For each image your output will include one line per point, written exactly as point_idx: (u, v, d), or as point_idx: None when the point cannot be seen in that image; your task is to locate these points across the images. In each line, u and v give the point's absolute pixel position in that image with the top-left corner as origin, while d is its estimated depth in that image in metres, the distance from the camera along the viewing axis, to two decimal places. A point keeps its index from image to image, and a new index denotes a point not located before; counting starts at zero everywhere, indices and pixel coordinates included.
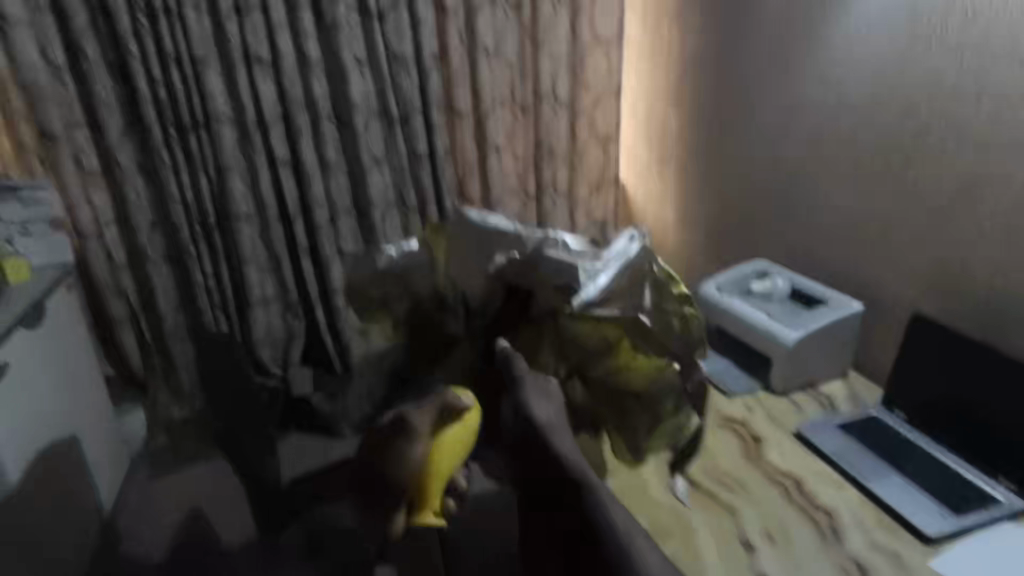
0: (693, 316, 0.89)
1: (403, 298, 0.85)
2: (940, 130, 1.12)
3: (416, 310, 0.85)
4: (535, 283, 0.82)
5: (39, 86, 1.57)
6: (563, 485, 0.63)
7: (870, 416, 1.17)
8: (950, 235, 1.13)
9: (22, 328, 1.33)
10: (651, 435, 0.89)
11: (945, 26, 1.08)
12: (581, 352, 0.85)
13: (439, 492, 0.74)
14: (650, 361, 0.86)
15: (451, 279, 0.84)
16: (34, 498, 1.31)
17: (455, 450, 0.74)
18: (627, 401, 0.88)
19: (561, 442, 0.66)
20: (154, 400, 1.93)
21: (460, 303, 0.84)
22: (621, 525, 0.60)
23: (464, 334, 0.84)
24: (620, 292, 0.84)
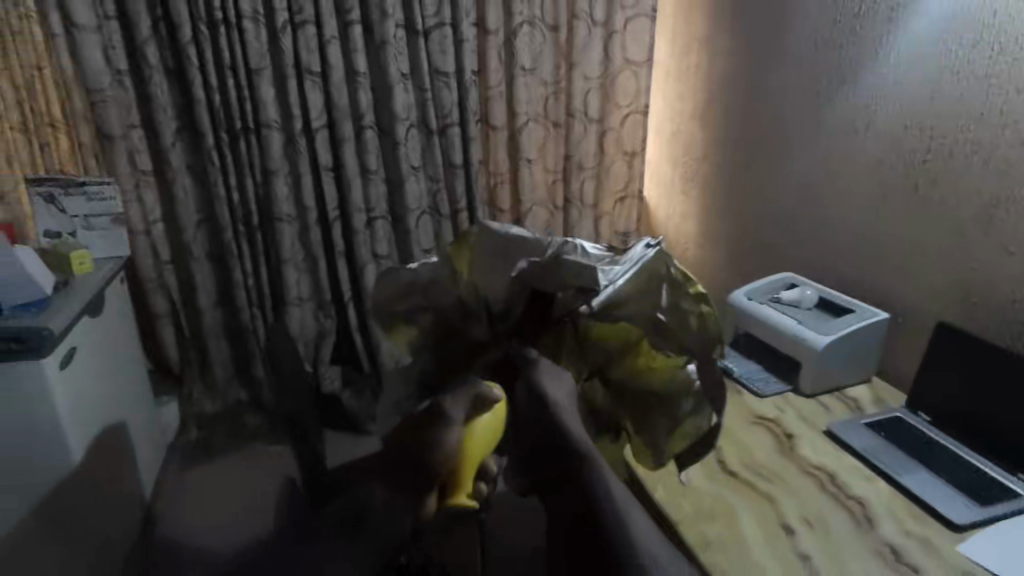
0: (714, 315, 0.69)
1: (429, 308, 0.63)
2: (963, 157, 1.20)
3: (446, 320, 0.64)
4: (558, 287, 0.62)
5: (103, 90, 1.65)
6: (565, 458, 0.58)
7: (897, 417, 1.24)
8: (973, 249, 1.21)
9: (87, 315, 1.43)
10: (675, 439, 0.72)
11: (971, 60, 1.17)
12: (599, 355, 0.70)
13: (469, 482, 0.61)
14: (670, 361, 0.68)
15: (479, 285, 0.63)
16: (93, 479, 1.38)
17: (487, 441, 0.61)
18: (650, 407, 0.71)
19: (573, 423, 0.61)
20: (190, 395, 2.01)
21: (484, 309, 0.63)
22: (618, 493, 0.54)
23: (492, 340, 0.64)
24: (640, 300, 0.67)
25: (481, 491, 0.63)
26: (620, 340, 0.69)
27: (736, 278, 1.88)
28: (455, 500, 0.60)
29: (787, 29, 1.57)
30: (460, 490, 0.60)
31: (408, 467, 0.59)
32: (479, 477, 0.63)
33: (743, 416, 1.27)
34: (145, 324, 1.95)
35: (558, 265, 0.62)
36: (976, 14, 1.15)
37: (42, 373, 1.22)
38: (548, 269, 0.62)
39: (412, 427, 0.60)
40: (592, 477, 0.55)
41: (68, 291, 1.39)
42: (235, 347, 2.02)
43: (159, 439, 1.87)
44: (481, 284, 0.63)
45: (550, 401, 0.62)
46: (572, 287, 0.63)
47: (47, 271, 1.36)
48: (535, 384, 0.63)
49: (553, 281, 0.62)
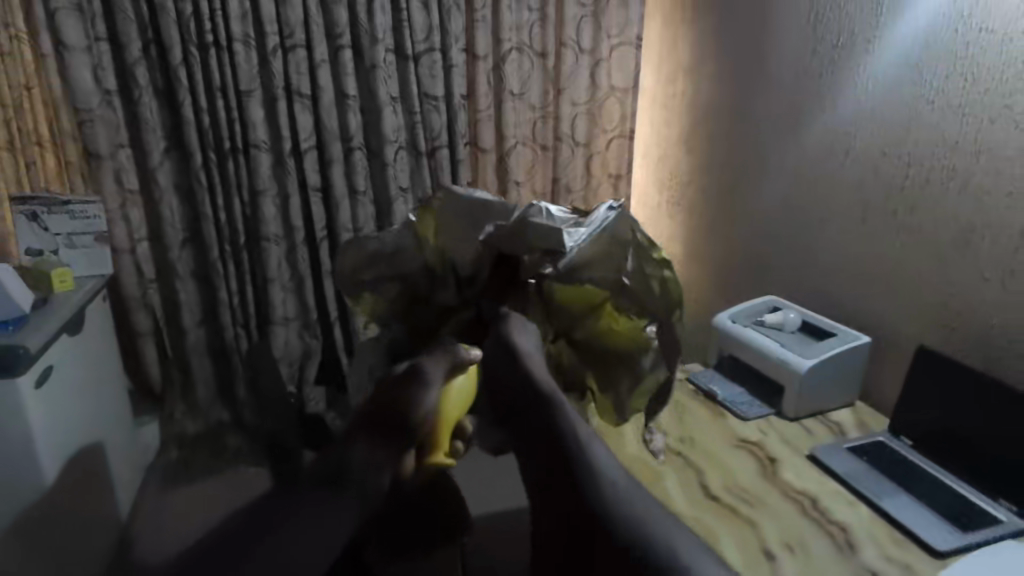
0: (673, 278, 0.77)
1: (397, 278, 0.78)
2: (940, 184, 1.22)
3: (410, 286, 0.78)
4: (524, 250, 0.70)
5: (91, 109, 1.65)
6: (532, 403, 0.60)
7: (878, 441, 1.24)
8: (951, 274, 1.22)
9: (65, 333, 1.41)
10: (635, 394, 0.81)
11: (945, 90, 1.20)
12: (567, 320, 0.77)
13: (444, 442, 0.63)
14: (632, 322, 0.77)
15: (444, 249, 0.75)
16: (65, 503, 1.34)
17: (459, 402, 0.63)
18: (613, 365, 0.80)
19: (539, 371, 0.64)
20: (170, 415, 1.99)
21: (450, 274, 0.75)
22: (583, 431, 0.58)
23: (460, 303, 0.75)
24: (601, 262, 0.73)
25: (457, 447, 0.68)
26: (586, 302, 0.75)
27: (722, 301, 1.89)
28: (432, 460, 0.61)
29: (769, 58, 1.60)
30: (438, 449, 0.62)
31: (390, 426, 0.55)
32: (456, 435, 0.68)
33: (726, 439, 1.26)
34: (128, 343, 1.92)
35: (524, 227, 0.69)
36: (949, 45, 1.18)
37: (17, 391, 1.21)
38: (518, 236, 0.70)
39: (390, 388, 0.58)
40: (564, 429, 0.57)
41: (47, 309, 1.38)
42: (219, 367, 2.00)
43: (137, 460, 1.84)
44: (445, 248, 0.74)
45: (519, 352, 0.65)
46: (539, 249, 0.69)
47: (25, 287, 1.34)
48: (503, 332, 0.68)
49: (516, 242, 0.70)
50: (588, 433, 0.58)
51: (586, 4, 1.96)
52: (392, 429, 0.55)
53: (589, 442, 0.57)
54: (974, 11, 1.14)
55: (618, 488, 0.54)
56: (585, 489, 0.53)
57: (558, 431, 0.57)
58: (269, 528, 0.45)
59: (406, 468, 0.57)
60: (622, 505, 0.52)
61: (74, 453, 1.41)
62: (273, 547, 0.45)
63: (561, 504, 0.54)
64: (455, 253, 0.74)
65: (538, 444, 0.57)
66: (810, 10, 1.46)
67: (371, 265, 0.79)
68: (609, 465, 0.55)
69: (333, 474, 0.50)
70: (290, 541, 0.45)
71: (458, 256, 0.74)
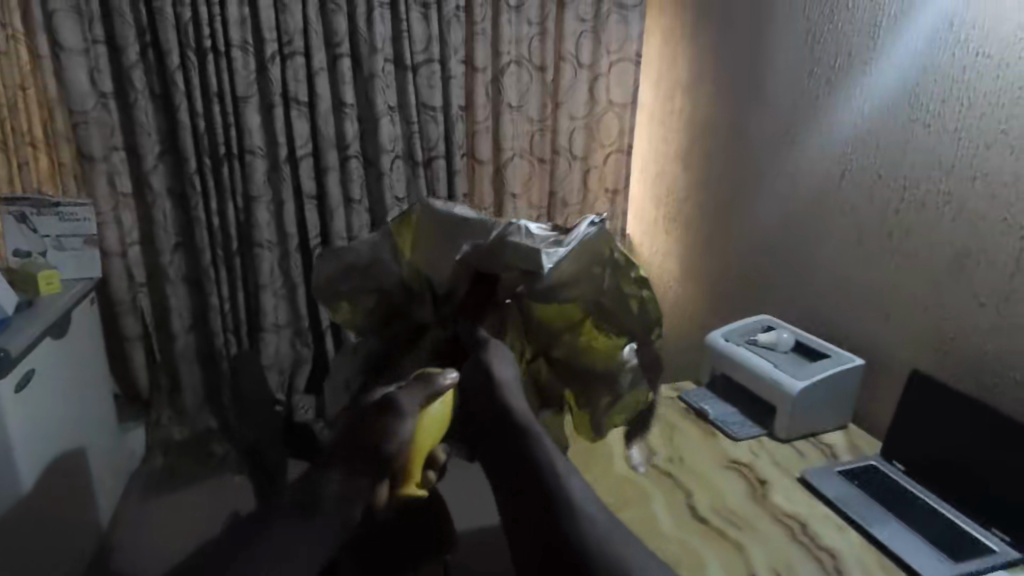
0: (652, 298, 0.79)
1: (376, 291, 0.78)
2: (935, 208, 1.22)
3: (388, 299, 0.78)
4: (501, 268, 0.71)
5: (86, 112, 1.65)
6: (509, 435, 0.59)
7: (871, 465, 1.23)
8: (946, 298, 1.21)
9: (50, 336, 1.40)
10: (614, 414, 0.83)
11: (942, 114, 1.19)
12: (547, 337, 0.79)
13: (418, 473, 0.60)
14: (611, 341, 0.80)
15: (420, 263, 0.75)
16: (41, 510, 1.32)
17: (437, 430, 0.61)
18: (592, 384, 0.81)
19: (517, 401, 0.63)
20: (157, 421, 1.96)
21: (427, 289, 0.76)
22: (560, 465, 0.56)
23: (435, 321, 0.76)
24: (577, 281, 0.74)
25: (430, 479, 0.64)
26: (566, 319, 0.78)
27: (716, 319, 1.87)
28: (405, 491, 0.59)
29: (766, 77, 1.60)
30: (410, 481, 0.59)
31: (365, 452, 0.55)
32: (427, 465, 0.63)
33: (716, 459, 1.24)
34: (116, 347, 1.90)
35: (500, 249, 0.70)
36: (946, 69, 1.18)
37: None
38: (493, 257, 0.71)
39: (366, 415, 0.57)
40: (540, 459, 0.57)
41: (32, 312, 1.36)
42: (207, 373, 1.97)
43: (120, 466, 1.81)
44: (421, 265, 0.75)
45: (496, 380, 0.65)
46: (515, 269, 0.70)
47: (9, 289, 1.32)
48: (484, 360, 0.67)
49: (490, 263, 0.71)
50: (564, 463, 0.57)
51: (586, 20, 1.97)
52: (367, 458, 0.54)
53: (566, 475, 0.55)
54: (971, 35, 1.13)
55: (596, 521, 0.52)
56: (562, 520, 0.52)
57: (534, 463, 0.56)
58: (241, 545, 0.47)
59: (380, 499, 0.55)
60: (598, 538, 0.50)
61: (54, 458, 1.39)
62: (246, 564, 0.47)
63: (536, 526, 0.52)
64: (433, 269, 0.74)
65: (512, 471, 0.57)
66: (809, 30, 1.46)
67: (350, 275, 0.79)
68: (585, 494, 0.54)
69: (305, 503, 0.51)
70: (259, 561, 0.47)
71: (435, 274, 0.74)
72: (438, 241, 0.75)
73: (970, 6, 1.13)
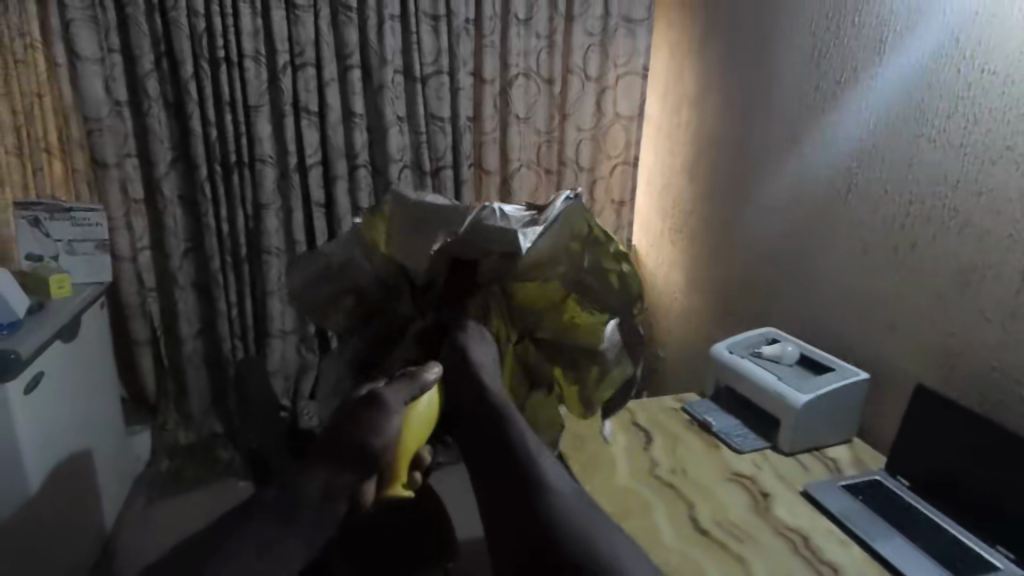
0: (630, 272, 0.83)
1: (352, 293, 0.85)
2: (941, 222, 1.22)
3: (363, 300, 0.85)
4: (480, 253, 0.76)
5: (101, 119, 1.68)
6: (486, 419, 0.65)
7: (875, 480, 1.22)
8: (951, 314, 1.21)
9: (59, 339, 1.42)
10: (603, 388, 0.92)
11: (947, 130, 1.20)
12: (528, 318, 0.86)
13: (404, 473, 0.64)
14: (594, 317, 0.86)
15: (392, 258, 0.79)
16: (46, 513, 1.33)
17: (422, 431, 0.64)
18: (579, 360, 0.89)
19: (492, 381, 0.71)
20: (163, 425, 1.97)
21: (404, 283, 0.82)
22: (532, 444, 0.62)
23: (416, 312, 0.83)
24: (553, 256, 0.79)
25: (416, 480, 0.68)
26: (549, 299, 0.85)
27: (719, 332, 1.88)
28: (392, 491, 0.62)
29: (772, 92, 1.61)
30: (395, 481, 0.62)
31: (353, 448, 0.56)
32: (415, 467, 0.68)
33: (718, 472, 1.24)
34: (124, 352, 1.92)
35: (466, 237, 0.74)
36: (951, 85, 1.18)
37: (3, 398, 1.20)
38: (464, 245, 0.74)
39: (354, 411, 0.59)
40: (514, 439, 0.62)
41: (43, 315, 1.39)
42: (214, 378, 1.99)
43: (125, 470, 1.82)
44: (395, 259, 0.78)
45: (472, 364, 0.72)
46: (495, 252, 0.76)
47: (22, 292, 1.34)
48: (460, 344, 0.76)
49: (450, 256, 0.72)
50: (539, 447, 0.62)
51: (594, 34, 1.99)
52: (355, 459, 0.56)
53: (538, 453, 0.61)
54: (977, 52, 1.13)
55: (568, 502, 0.57)
56: (534, 493, 0.57)
57: (508, 442, 0.62)
58: (230, 528, 0.50)
59: (366, 498, 0.58)
60: (570, 520, 0.55)
61: (61, 460, 1.40)
62: (235, 546, 0.49)
63: (511, 498, 0.57)
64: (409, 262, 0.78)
65: (491, 459, 0.61)
66: (815, 46, 1.47)
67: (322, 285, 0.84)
68: (563, 483, 0.59)
69: (287, 506, 0.52)
70: (251, 538, 0.50)
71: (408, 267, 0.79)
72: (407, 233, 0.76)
73: (975, 22, 1.13)
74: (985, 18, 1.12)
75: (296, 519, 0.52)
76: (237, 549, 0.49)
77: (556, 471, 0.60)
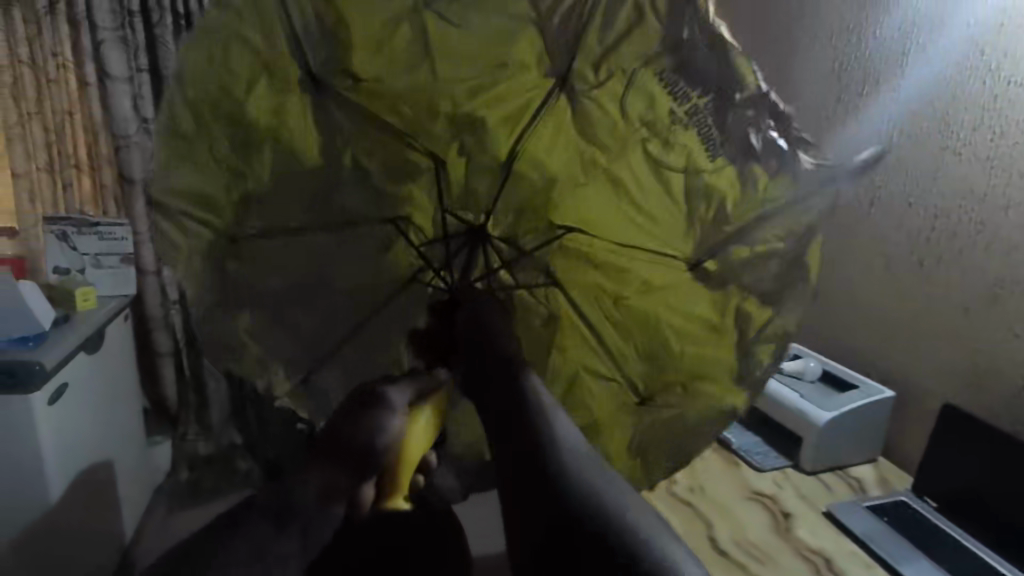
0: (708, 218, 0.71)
1: (248, 307, 0.67)
2: (967, 237, 1.19)
3: (235, 259, 0.65)
4: (470, 210, 0.73)
5: (128, 137, 1.72)
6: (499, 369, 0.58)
7: (901, 500, 1.18)
8: (980, 332, 1.17)
9: (84, 351, 1.45)
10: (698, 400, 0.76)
11: (973, 142, 1.17)
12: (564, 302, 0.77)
13: (404, 479, 0.63)
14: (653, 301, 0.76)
15: (230, 157, 0.59)
16: (66, 523, 1.35)
17: (423, 442, 0.63)
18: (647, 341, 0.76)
19: (505, 341, 0.62)
20: (184, 436, 1.99)
21: (387, 224, 0.71)
22: (547, 400, 0.55)
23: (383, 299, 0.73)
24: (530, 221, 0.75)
25: (419, 483, 0.69)
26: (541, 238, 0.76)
27: None
28: (388, 499, 0.62)
29: None
30: (393, 481, 0.61)
31: (349, 450, 0.54)
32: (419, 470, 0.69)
33: (738, 490, 1.21)
34: (147, 364, 1.95)
35: (390, 90, 0.61)
36: (976, 96, 1.16)
37: (29, 408, 1.23)
38: (389, 129, 0.64)
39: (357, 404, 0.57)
40: (527, 393, 0.55)
41: (67, 327, 1.42)
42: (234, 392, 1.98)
43: (145, 479, 1.85)
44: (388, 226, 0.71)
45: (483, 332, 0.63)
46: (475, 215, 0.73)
47: (49, 304, 1.38)
48: (478, 307, 0.67)
49: (394, 182, 0.69)
50: (553, 408, 0.54)
51: None
52: (358, 463, 0.54)
53: (554, 414, 0.53)
54: (1003, 64, 1.10)
55: (579, 459, 0.48)
56: (543, 447, 0.48)
57: (520, 395, 0.55)
58: (230, 528, 0.45)
59: (362, 500, 0.56)
60: (582, 481, 0.45)
61: (83, 470, 1.42)
62: (223, 562, 0.42)
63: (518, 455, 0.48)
64: (293, 156, 0.62)
65: (503, 413, 0.53)
66: (835, 59, 1.44)
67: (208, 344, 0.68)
68: (574, 441, 0.50)
69: (279, 511, 0.47)
70: (240, 545, 0.44)
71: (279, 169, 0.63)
72: (243, 107, 0.57)
73: (1001, 33, 1.10)
74: (1012, 27, 1.09)
75: (294, 520, 0.47)
76: (225, 555, 0.42)
77: (568, 429, 0.51)
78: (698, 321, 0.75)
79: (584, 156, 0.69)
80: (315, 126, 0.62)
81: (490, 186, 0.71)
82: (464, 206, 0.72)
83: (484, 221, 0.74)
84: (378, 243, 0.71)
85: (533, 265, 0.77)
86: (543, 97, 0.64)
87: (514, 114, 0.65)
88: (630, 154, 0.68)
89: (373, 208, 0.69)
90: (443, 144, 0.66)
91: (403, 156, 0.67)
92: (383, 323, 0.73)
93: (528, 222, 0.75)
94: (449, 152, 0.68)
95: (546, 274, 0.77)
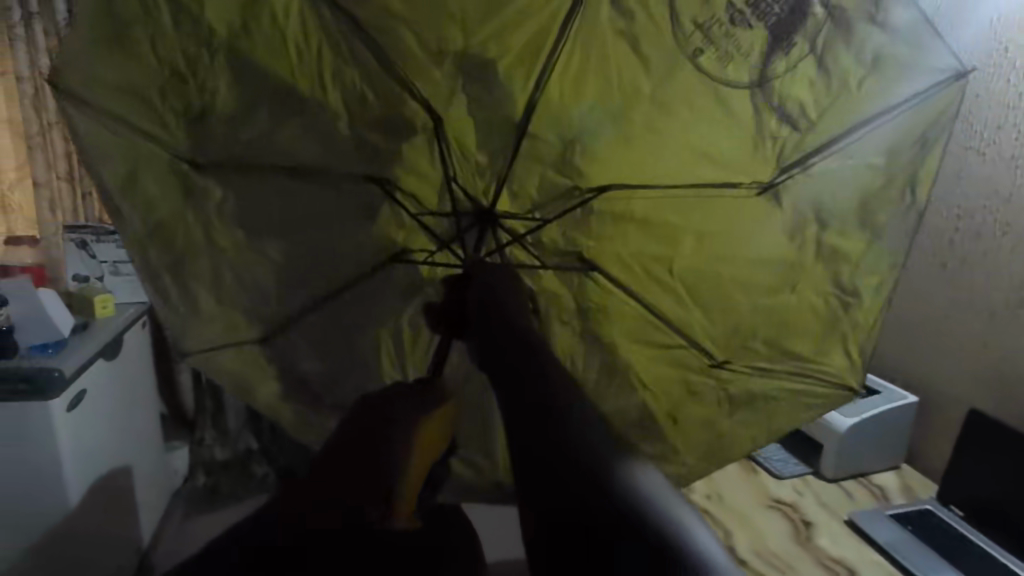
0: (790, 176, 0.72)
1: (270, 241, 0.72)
2: (992, 239, 1.16)
3: (194, 183, 0.67)
4: (488, 173, 0.71)
5: None
6: (512, 339, 0.54)
7: (926, 509, 1.15)
8: (1007, 337, 1.14)
9: (102, 357, 1.46)
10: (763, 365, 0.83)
11: (997, 141, 1.14)
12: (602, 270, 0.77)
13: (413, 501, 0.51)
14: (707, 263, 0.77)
15: (173, 60, 0.59)
16: (84, 528, 1.36)
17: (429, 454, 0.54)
18: (701, 286, 0.78)
19: (520, 316, 0.59)
20: (200, 441, 1.95)
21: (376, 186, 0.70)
22: (559, 368, 0.50)
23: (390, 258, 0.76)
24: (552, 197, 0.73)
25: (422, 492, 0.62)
26: (562, 200, 0.73)
27: None
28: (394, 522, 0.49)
29: None
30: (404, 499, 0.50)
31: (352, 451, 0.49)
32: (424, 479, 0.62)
33: (758, 499, 1.18)
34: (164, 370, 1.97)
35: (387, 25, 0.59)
36: (1000, 95, 1.13)
37: (48, 414, 1.25)
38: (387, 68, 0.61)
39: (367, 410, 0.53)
40: (541, 362, 0.50)
41: (86, 333, 1.43)
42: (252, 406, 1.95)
43: (163, 485, 1.86)
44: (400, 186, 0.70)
45: (495, 307, 0.61)
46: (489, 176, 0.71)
47: (68, 311, 1.39)
48: (489, 283, 0.66)
49: (404, 124, 0.65)
50: (566, 377, 0.49)
51: None
52: (359, 467, 0.48)
53: (566, 381, 0.48)
54: None
55: (591, 422, 0.42)
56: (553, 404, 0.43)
57: (531, 362, 0.50)
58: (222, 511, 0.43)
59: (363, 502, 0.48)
60: (591, 440, 0.39)
61: (102, 475, 1.44)
62: None
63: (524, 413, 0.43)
64: (256, 74, 0.60)
65: (512, 376, 0.49)
66: None
67: (172, 308, 0.74)
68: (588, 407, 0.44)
69: None
70: None
71: (232, 87, 0.61)
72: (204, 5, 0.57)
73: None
74: None
75: None
76: None
77: (582, 395, 0.46)
78: (771, 264, 0.76)
79: (609, 107, 0.64)
80: (293, 37, 0.59)
81: (502, 145, 0.68)
82: (474, 176, 0.71)
83: (495, 199, 0.72)
84: (365, 204, 0.72)
85: (556, 235, 0.75)
86: (568, 9, 0.59)
87: (533, 44, 0.61)
88: (681, 86, 0.64)
89: (370, 161, 0.68)
90: (441, 85, 0.63)
91: (400, 105, 0.64)
92: (378, 283, 0.77)
93: (548, 191, 0.72)
94: (447, 101, 0.64)
95: (579, 255, 0.77)
